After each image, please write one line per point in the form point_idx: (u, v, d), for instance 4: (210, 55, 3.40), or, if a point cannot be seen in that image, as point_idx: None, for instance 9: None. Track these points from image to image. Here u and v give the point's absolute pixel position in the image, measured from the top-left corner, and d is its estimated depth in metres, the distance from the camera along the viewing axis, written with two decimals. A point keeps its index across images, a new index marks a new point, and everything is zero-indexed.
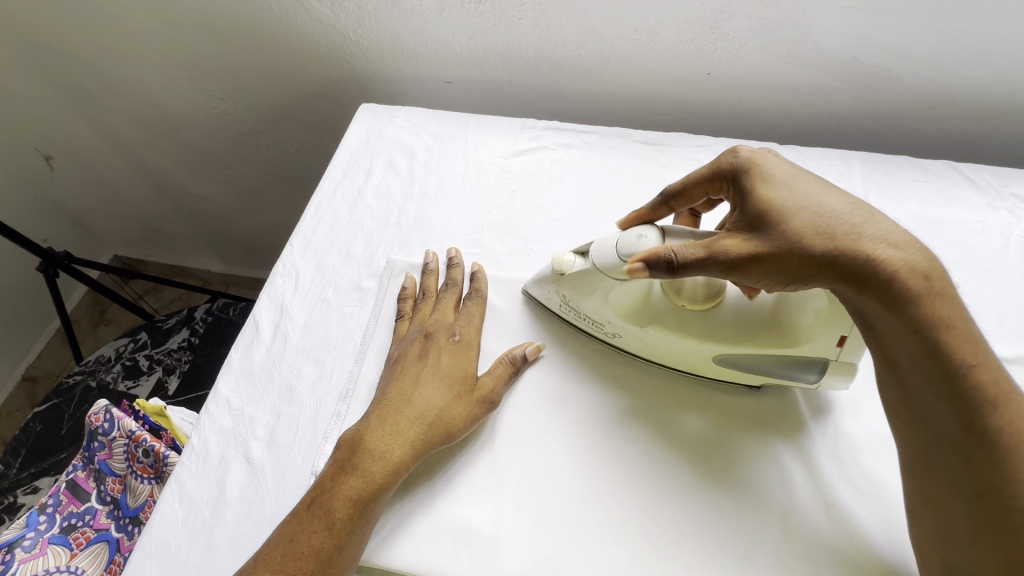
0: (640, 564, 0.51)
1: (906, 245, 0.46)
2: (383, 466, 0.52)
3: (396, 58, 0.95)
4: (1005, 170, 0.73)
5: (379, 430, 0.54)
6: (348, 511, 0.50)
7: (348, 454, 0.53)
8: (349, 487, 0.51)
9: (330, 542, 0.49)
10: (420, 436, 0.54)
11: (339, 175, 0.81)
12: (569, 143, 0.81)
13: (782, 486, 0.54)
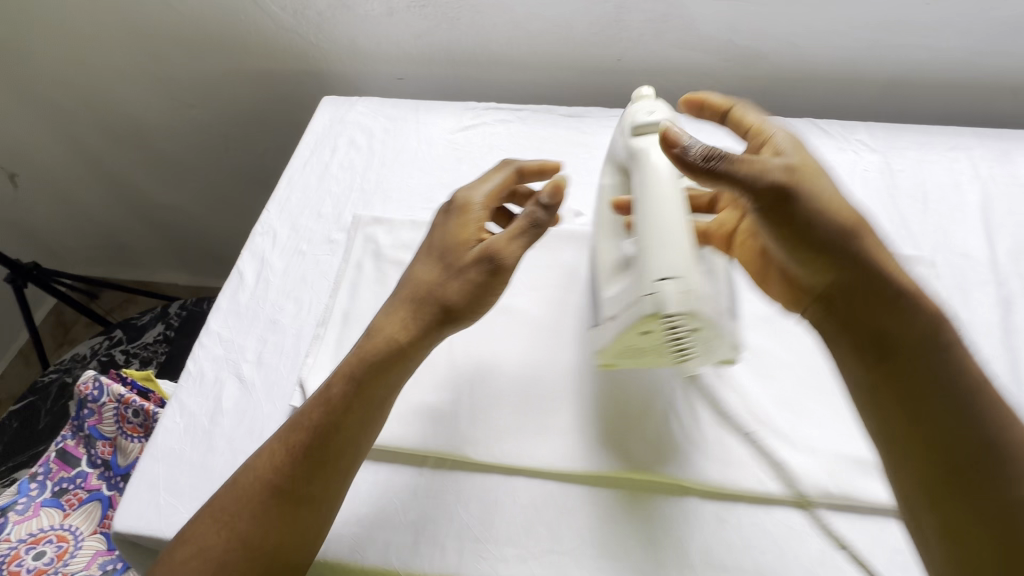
0: (579, 428, 0.60)
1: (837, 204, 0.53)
2: (387, 338, 0.57)
3: (353, 58, 1.05)
4: (850, 124, 0.89)
5: (393, 313, 0.59)
6: (348, 393, 0.55)
7: (364, 340, 0.59)
8: (351, 357, 0.57)
9: (323, 423, 0.54)
10: (429, 312, 0.57)
11: (307, 153, 0.90)
12: (506, 119, 0.93)
13: (696, 363, 0.64)
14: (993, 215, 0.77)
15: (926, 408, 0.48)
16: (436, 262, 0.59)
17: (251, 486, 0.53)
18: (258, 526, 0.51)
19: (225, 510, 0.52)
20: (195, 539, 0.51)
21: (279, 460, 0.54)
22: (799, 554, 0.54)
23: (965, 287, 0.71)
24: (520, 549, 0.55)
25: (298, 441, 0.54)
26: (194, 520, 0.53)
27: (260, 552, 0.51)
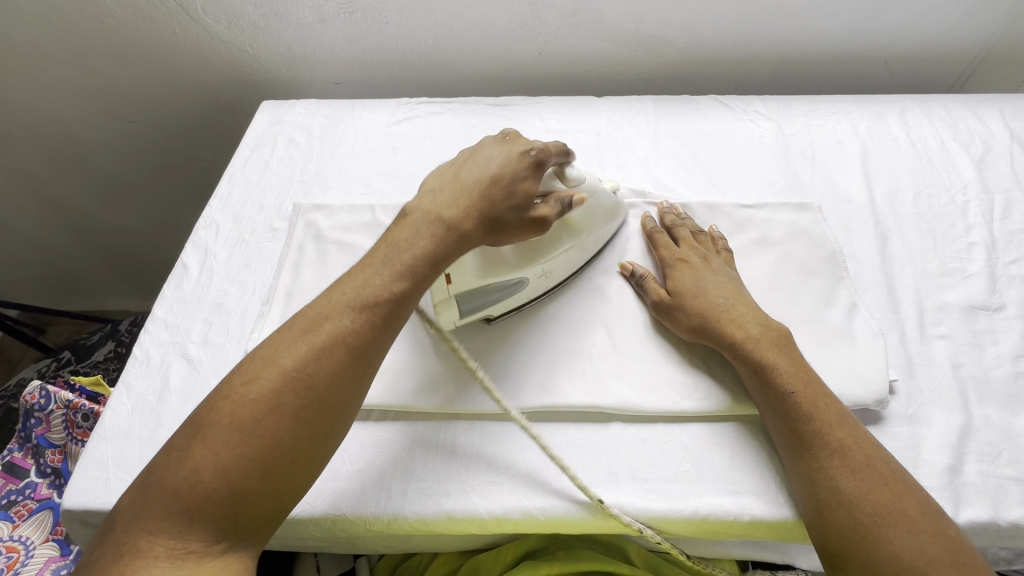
0: (509, 372, 0.65)
1: (758, 322, 0.63)
2: (450, 231, 0.58)
3: (289, 65, 1.10)
4: (748, 97, 0.99)
5: (449, 201, 0.59)
6: (423, 268, 0.56)
7: (424, 218, 0.58)
8: (424, 246, 0.56)
9: (402, 290, 0.54)
10: (486, 224, 0.60)
11: (248, 152, 0.94)
12: (438, 111, 0.99)
13: (613, 308, 0.71)
14: (871, 165, 0.88)
15: (815, 459, 0.54)
16: (524, 179, 0.62)
17: (331, 347, 0.50)
18: (340, 385, 0.49)
19: (302, 369, 0.48)
20: (269, 397, 0.47)
21: (358, 322, 0.51)
22: (713, 462, 0.60)
23: (848, 226, 0.80)
24: (462, 483, 0.60)
25: (375, 307, 0.52)
26: (252, 379, 0.48)
27: (334, 411, 0.49)
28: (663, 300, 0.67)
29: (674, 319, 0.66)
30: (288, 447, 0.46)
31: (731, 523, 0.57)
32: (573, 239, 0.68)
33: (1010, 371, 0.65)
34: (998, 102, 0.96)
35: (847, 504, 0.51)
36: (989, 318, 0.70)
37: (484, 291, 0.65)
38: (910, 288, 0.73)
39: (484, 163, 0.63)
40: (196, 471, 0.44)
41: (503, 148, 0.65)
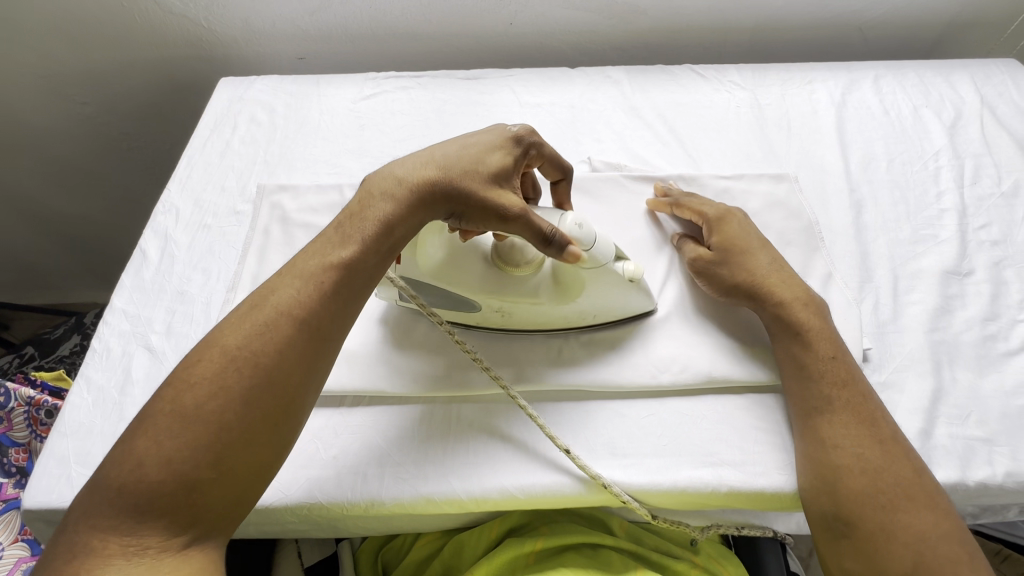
0: (489, 351, 0.64)
1: (798, 289, 0.63)
2: (403, 193, 0.54)
3: (249, 40, 1.05)
4: (724, 67, 0.98)
5: (407, 167, 0.56)
6: (374, 235, 0.53)
7: (378, 188, 0.55)
8: (375, 213, 0.53)
9: (349, 260, 0.52)
10: (449, 194, 0.54)
11: (207, 133, 0.89)
12: (406, 86, 0.95)
13: None
14: (846, 134, 0.87)
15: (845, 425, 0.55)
16: (495, 146, 0.58)
17: (276, 321, 0.48)
18: (291, 359, 0.47)
19: (246, 348, 0.46)
20: (213, 379, 0.45)
21: (305, 294, 0.49)
22: (691, 436, 0.60)
23: (823, 196, 0.80)
24: (440, 466, 0.59)
25: (324, 278, 0.50)
26: (195, 365, 0.46)
27: (286, 389, 0.46)
28: (702, 257, 0.67)
29: (713, 277, 0.66)
30: (239, 428, 0.44)
31: (710, 494, 0.58)
32: (551, 298, 0.61)
33: (979, 334, 0.66)
34: (969, 68, 0.96)
35: (862, 469, 0.52)
36: (960, 284, 0.70)
37: (433, 290, 0.63)
38: (884, 256, 0.73)
39: (454, 136, 0.60)
40: (139, 465, 0.41)
41: (487, 128, 0.61)
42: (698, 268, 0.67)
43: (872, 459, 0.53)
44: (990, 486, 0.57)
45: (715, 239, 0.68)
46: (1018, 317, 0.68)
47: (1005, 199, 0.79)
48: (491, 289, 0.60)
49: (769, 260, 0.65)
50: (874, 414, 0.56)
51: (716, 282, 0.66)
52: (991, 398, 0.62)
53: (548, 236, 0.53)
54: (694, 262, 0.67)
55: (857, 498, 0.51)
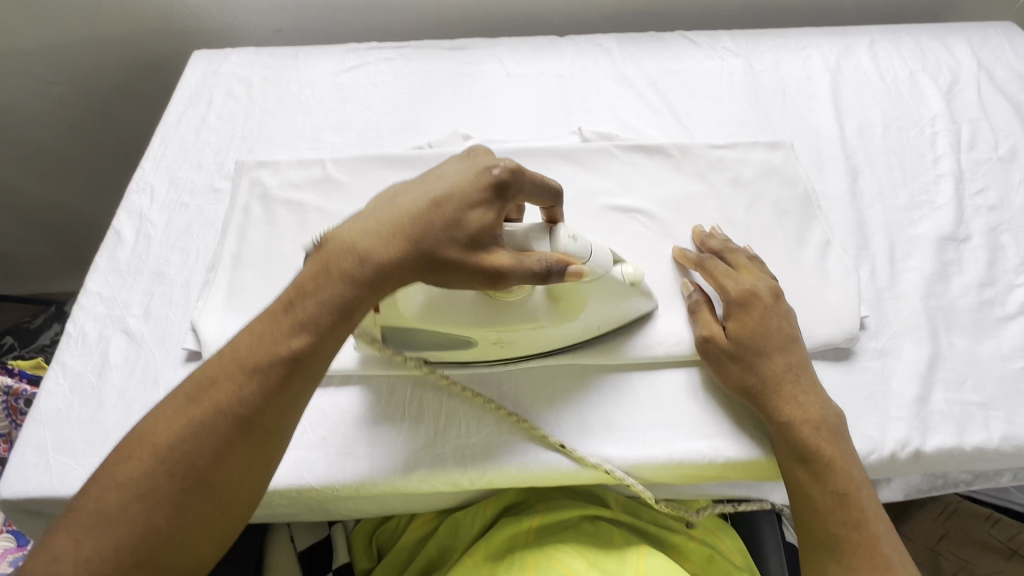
0: None
1: (773, 305, 0.59)
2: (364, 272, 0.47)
3: (222, 11, 1.00)
4: (717, 33, 0.95)
5: (372, 236, 0.48)
6: (328, 321, 0.47)
7: (336, 257, 0.48)
8: (330, 290, 0.47)
9: (298, 345, 0.46)
10: (418, 266, 0.48)
11: (181, 108, 0.85)
12: (389, 57, 0.91)
13: None
14: (842, 100, 0.85)
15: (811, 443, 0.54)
16: (478, 201, 0.49)
17: (213, 422, 0.43)
18: (229, 466, 0.43)
19: (178, 448, 0.42)
20: (139, 480, 0.41)
21: (248, 385, 0.44)
22: (687, 409, 0.59)
23: (819, 163, 0.78)
24: (430, 444, 0.57)
25: (269, 370, 0.45)
26: (122, 458, 0.42)
27: (221, 492, 0.43)
28: (711, 338, 0.58)
29: (723, 373, 0.58)
30: (165, 535, 0.41)
31: (707, 466, 0.57)
32: (552, 319, 0.56)
33: (976, 300, 0.65)
34: (966, 32, 0.94)
35: (811, 449, 0.54)
36: (957, 249, 0.69)
37: (422, 333, 0.56)
38: (881, 223, 0.72)
39: (431, 179, 0.51)
40: (57, 562, 0.39)
41: (473, 164, 0.52)
42: (707, 352, 0.59)
43: (817, 436, 0.54)
44: (985, 451, 0.57)
45: (731, 323, 0.59)
46: (1015, 282, 0.67)
47: (1002, 163, 0.78)
48: (491, 319, 0.54)
49: (768, 311, 0.59)
50: (810, 382, 0.57)
51: (720, 364, 0.58)
52: (988, 363, 0.61)
53: (546, 275, 0.49)
54: (704, 346, 0.59)
55: (807, 477, 0.54)
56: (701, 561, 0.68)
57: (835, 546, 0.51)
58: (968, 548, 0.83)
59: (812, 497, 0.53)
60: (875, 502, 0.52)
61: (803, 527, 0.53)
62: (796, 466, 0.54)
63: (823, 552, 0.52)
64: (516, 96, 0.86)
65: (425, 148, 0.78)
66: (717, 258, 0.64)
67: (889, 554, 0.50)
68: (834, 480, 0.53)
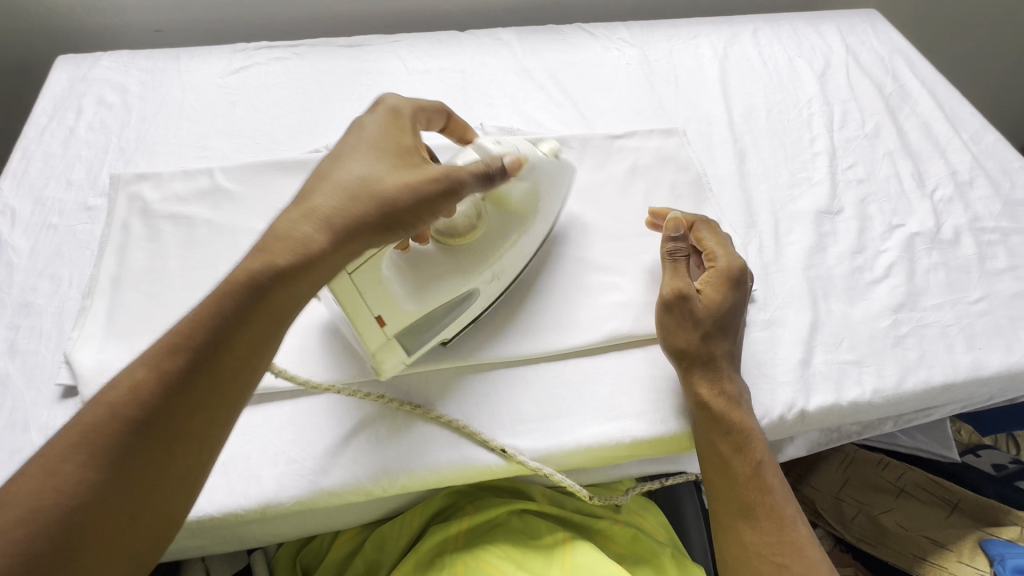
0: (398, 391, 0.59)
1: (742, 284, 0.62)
2: (297, 242, 0.45)
3: (91, 11, 0.92)
4: (612, 25, 0.97)
5: (305, 210, 0.47)
6: (263, 292, 0.44)
7: (273, 236, 0.46)
8: (266, 263, 0.44)
9: (229, 318, 0.42)
10: (359, 224, 0.48)
11: (45, 119, 0.78)
12: (281, 57, 0.87)
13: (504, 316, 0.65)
14: (729, 86, 0.90)
15: (727, 418, 0.57)
16: (403, 166, 0.51)
17: (137, 408, 0.39)
18: (160, 445, 0.39)
19: (99, 438, 0.38)
20: (57, 473, 0.36)
21: (179, 366, 0.40)
22: (597, 396, 0.61)
23: (710, 147, 0.82)
24: (340, 459, 0.56)
25: (198, 349, 0.41)
26: (38, 455, 0.37)
27: (154, 472, 0.39)
28: (681, 292, 0.60)
29: (676, 326, 0.59)
30: (87, 525, 0.36)
31: (616, 447, 0.59)
32: (516, 227, 0.60)
33: (849, 267, 0.71)
34: (835, 19, 1.02)
35: (728, 420, 0.57)
36: (832, 222, 0.75)
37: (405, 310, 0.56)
38: (766, 201, 0.77)
39: (350, 155, 0.52)
40: None
41: (379, 135, 0.54)
42: (670, 305, 0.60)
43: (733, 410, 0.57)
44: (859, 405, 0.62)
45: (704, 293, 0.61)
46: (881, 248, 0.73)
47: (869, 139, 0.85)
48: (480, 254, 0.58)
49: (739, 289, 0.61)
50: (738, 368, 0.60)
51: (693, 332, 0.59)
52: (861, 324, 0.67)
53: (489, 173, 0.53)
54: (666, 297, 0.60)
55: (726, 448, 0.56)
56: (626, 542, 0.69)
57: (749, 511, 0.54)
58: (866, 492, 0.90)
59: (723, 470, 0.56)
60: (777, 468, 0.56)
61: (717, 499, 0.56)
62: (713, 440, 0.57)
63: (739, 518, 0.54)
64: (417, 93, 0.85)
65: (322, 151, 0.76)
66: (710, 226, 0.67)
67: (792, 514, 0.54)
68: (745, 451, 0.56)
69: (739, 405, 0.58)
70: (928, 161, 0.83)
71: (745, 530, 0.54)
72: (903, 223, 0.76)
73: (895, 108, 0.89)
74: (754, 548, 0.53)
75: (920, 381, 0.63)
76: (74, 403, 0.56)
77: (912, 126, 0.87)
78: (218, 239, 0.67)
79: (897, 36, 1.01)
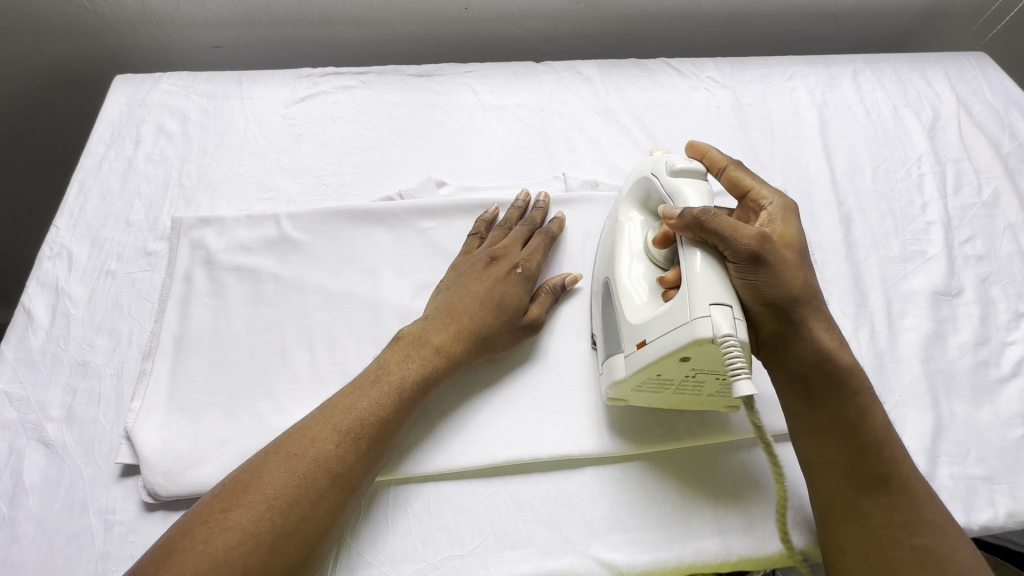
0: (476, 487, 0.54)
1: (789, 218, 0.54)
2: (428, 350, 0.54)
3: (149, 25, 0.87)
4: (700, 61, 0.90)
5: (437, 325, 0.56)
6: (408, 395, 0.51)
7: (411, 342, 0.54)
8: (411, 371, 0.52)
9: (382, 416, 0.49)
10: (469, 355, 0.55)
11: (102, 148, 0.73)
12: (348, 85, 0.81)
13: (594, 399, 0.58)
14: (830, 138, 0.83)
15: (827, 410, 0.50)
16: (507, 305, 0.58)
17: (313, 476, 0.44)
18: (326, 506, 0.44)
19: (282, 497, 0.43)
20: (245, 525, 0.41)
21: (346, 443, 0.47)
22: (696, 501, 0.54)
23: (811, 210, 0.75)
24: (420, 563, 0.51)
25: (362, 431, 0.48)
26: (229, 505, 0.42)
27: (318, 536, 0.43)
28: (704, 219, 0.48)
29: (776, 277, 0.48)
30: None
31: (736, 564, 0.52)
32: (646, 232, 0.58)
33: (972, 361, 0.64)
34: (942, 62, 0.93)
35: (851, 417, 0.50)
36: (950, 306, 0.68)
37: (619, 326, 0.53)
38: (876, 277, 0.70)
39: (463, 285, 0.59)
40: None
41: (492, 276, 0.59)
42: (742, 251, 0.47)
43: (833, 372, 0.51)
44: (992, 530, 0.55)
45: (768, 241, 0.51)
46: (1008, 339, 0.66)
47: (987, 208, 0.77)
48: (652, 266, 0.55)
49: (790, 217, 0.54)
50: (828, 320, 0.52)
51: (787, 281, 0.49)
52: (988, 432, 0.60)
53: (699, 223, 0.48)
54: (742, 239, 0.47)
55: (860, 455, 0.49)
56: None
57: (878, 496, 0.48)
58: None
59: (841, 453, 0.50)
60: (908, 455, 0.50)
61: (825, 475, 0.50)
62: (812, 414, 0.51)
63: (868, 504, 0.48)
64: (493, 134, 0.79)
65: (396, 199, 0.70)
66: (745, 167, 0.59)
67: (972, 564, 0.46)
68: (866, 433, 0.50)
69: (843, 366, 0.51)
70: None
71: (872, 513, 0.48)
72: None
73: (1015, 172, 0.81)
74: (881, 536, 0.47)
75: None
76: (135, 483, 0.52)
77: None
78: (286, 297, 0.62)
79: (1013, 86, 0.91)
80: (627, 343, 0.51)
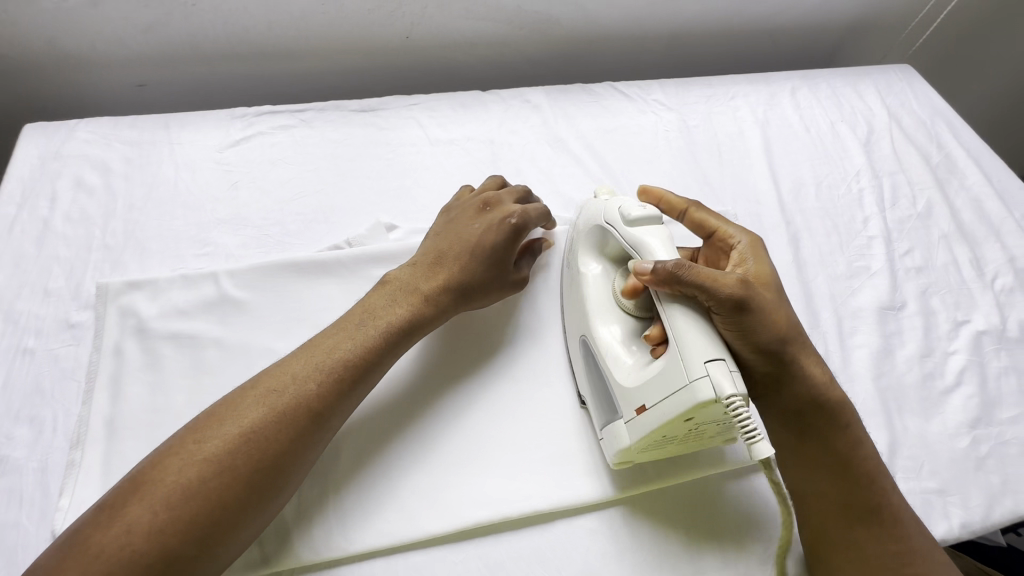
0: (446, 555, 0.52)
1: (755, 254, 0.55)
2: (413, 295, 0.56)
3: (61, 66, 0.80)
4: (646, 83, 0.90)
5: (424, 272, 0.57)
6: (391, 337, 0.53)
7: (398, 287, 0.56)
8: (395, 313, 0.54)
9: (361, 357, 0.50)
10: (452, 297, 0.57)
11: (12, 209, 0.67)
12: (286, 125, 0.77)
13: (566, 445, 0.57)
14: (774, 157, 0.84)
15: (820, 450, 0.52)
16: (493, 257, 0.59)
17: (287, 414, 0.45)
18: (295, 451, 0.45)
19: (257, 431, 0.44)
20: (216, 457, 0.42)
21: (325, 384, 0.48)
22: (671, 545, 0.54)
23: (761, 231, 0.77)
24: None
25: (344, 371, 0.49)
26: (202, 436, 0.43)
27: (281, 480, 0.44)
28: (680, 272, 0.46)
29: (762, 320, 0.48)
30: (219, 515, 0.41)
31: None
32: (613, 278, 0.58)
33: (920, 373, 0.67)
34: (872, 76, 0.96)
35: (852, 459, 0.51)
36: (896, 319, 0.71)
37: (612, 391, 0.53)
38: (826, 296, 0.72)
39: (456, 231, 0.60)
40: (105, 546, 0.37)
41: (484, 223, 0.61)
42: (727, 301, 0.47)
43: (828, 405, 0.52)
44: (948, 541, 0.57)
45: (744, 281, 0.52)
46: (949, 348, 0.69)
47: (922, 219, 0.81)
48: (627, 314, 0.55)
49: (755, 250, 0.55)
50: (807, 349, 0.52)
51: (770, 318, 0.49)
52: (939, 445, 0.62)
53: (676, 278, 0.46)
54: (724, 289, 0.46)
55: (858, 490, 0.50)
56: None
57: (868, 529, 0.49)
58: None
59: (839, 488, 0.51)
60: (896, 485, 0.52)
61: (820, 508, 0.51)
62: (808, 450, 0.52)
63: (862, 534, 0.49)
64: (443, 170, 0.77)
65: (344, 247, 0.67)
66: (705, 206, 0.60)
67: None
68: (856, 467, 0.51)
69: (832, 400, 0.52)
70: (985, 245, 0.79)
71: (866, 543, 0.49)
72: (968, 319, 0.72)
73: (944, 181, 0.85)
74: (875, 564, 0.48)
75: (1007, 511, 0.59)
76: None
77: (964, 203, 0.83)
78: (229, 364, 0.58)
79: (936, 96, 0.96)
80: (626, 409, 0.50)
